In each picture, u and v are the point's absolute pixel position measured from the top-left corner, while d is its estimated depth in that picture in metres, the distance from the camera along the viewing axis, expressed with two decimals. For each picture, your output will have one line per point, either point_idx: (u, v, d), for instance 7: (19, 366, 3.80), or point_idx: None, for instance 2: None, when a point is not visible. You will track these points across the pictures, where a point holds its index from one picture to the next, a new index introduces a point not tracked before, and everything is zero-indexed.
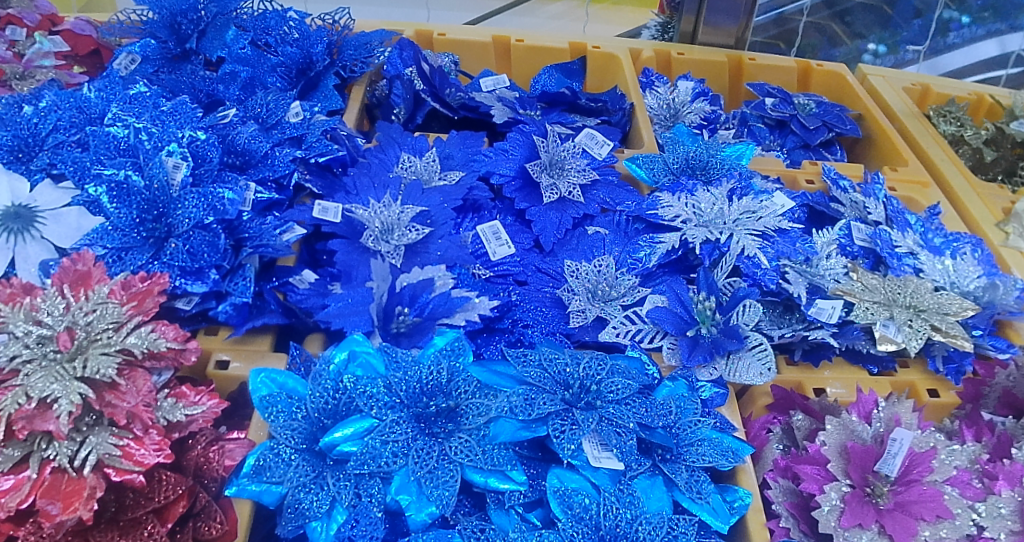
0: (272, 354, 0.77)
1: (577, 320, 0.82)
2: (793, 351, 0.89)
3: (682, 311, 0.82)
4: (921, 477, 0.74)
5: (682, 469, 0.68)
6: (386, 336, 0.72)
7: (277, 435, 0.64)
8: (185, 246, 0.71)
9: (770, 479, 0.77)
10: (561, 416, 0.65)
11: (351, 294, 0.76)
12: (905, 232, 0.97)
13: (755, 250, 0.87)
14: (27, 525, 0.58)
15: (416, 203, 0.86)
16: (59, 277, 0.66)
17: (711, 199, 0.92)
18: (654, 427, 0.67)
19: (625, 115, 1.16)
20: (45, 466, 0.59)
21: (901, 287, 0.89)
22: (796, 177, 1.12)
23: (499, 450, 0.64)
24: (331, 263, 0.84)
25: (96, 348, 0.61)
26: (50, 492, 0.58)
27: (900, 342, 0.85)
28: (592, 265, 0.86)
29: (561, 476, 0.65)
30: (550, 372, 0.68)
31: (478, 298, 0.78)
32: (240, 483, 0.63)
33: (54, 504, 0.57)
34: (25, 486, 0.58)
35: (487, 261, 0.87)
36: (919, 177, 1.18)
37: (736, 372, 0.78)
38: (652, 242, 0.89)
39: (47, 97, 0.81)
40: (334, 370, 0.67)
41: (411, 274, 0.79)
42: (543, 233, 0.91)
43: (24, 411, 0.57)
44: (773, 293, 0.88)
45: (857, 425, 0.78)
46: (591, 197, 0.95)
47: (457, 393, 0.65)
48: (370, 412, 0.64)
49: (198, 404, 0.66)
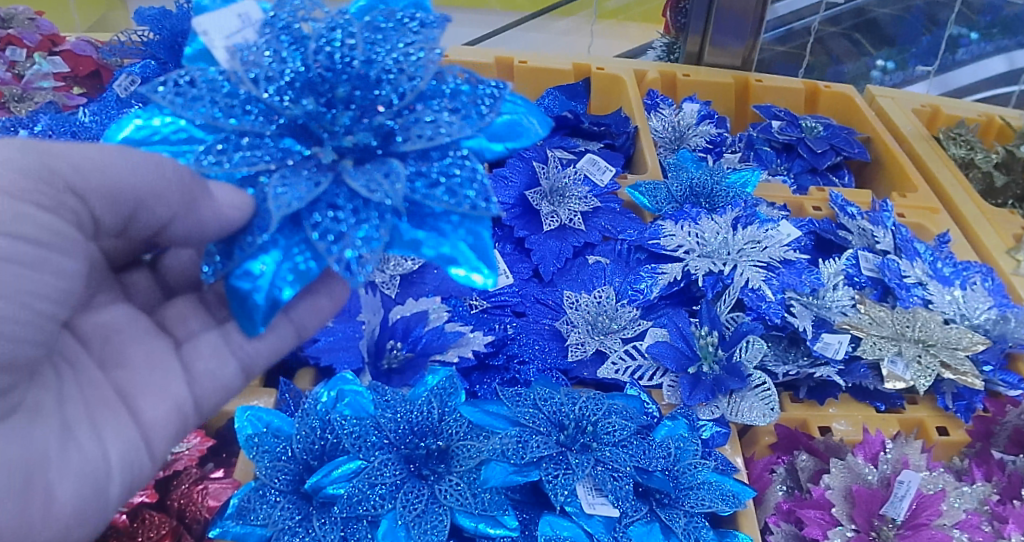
0: (262, 389, 0.73)
1: (575, 354, 0.78)
2: (798, 388, 0.86)
3: (683, 346, 0.79)
4: (929, 521, 0.72)
5: (680, 515, 0.65)
6: (377, 374, 0.70)
7: (262, 477, 0.62)
8: None
9: (772, 523, 0.75)
10: (554, 460, 0.64)
11: (343, 328, 0.74)
12: (914, 261, 0.94)
13: (760, 283, 0.83)
14: None
15: None
16: None
17: (716, 227, 0.88)
18: (652, 471, 0.66)
19: (630, 139, 1.13)
20: None
21: (910, 321, 0.86)
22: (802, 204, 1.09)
23: (490, 495, 0.62)
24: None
25: None
26: None
27: (909, 380, 0.82)
28: (592, 296, 0.83)
29: (552, 523, 0.62)
30: (546, 413, 0.66)
31: (472, 333, 0.75)
32: (225, 525, 0.62)
33: None
34: None
35: (484, 291, 0.83)
36: (928, 203, 1.15)
37: (738, 412, 0.75)
38: (653, 272, 0.85)
39: (43, 121, 0.85)
40: (322, 409, 0.66)
41: (405, 306, 0.76)
42: (542, 263, 0.88)
43: None
44: (778, 326, 0.85)
45: (863, 467, 0.76)
46: (593, 225, 0.92)
47: (448, 433, 0.64)
48: (358, 452, 0.62)
49: (184, 442, 0.66)
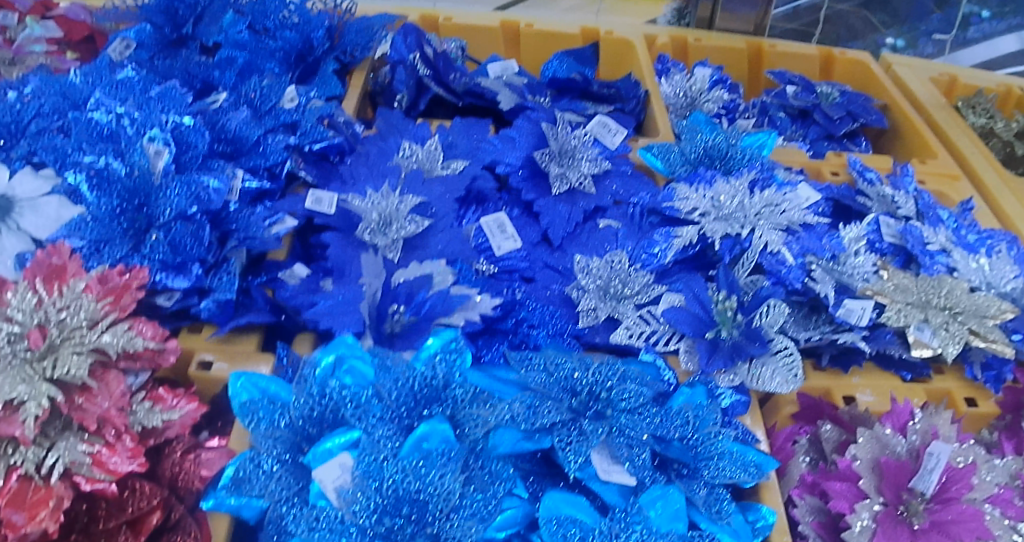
0: (259, 354, 0.65)
1: (586, 320, 0.70)
2: (821, 356, 0.79)
3: (700, 310, 0.70)
4: (959, 495, 0.70)
5: (700, 487, 0.63)
6: (378, 339, 0.62)
7: (259, 445, 0.59)
8: (166, 238, 0.64)
9: (796, 496, 0.71)
10: (567, 426, 0.60)
11: (344, 290, 0.66)
12: (937, 227, 0.86)
13: (780, 246, 0.74)
14: None
15: (416, 193, 0.73)
16: (32, 271, 0.62)
17: (732, 190, 0.77)
18: (670, 440, 0.63)
19: (640, 104, 1.07)
20: (10, 473, 0.55)
21: (935, 287, 0.80)
22: (821, 169, 0.98)
23: (499, 462, 0.60)
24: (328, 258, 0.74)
25: (69, 346, 0.58)
26: (15, 501, 0.54)
27: (936, 347, 0.77)
28: (604, 260, 0.73)
29: (555, 501, 0.59)
30: (556, 378, 0.62)
31: (480, 296, 0.67)
32: (218, 496, 0.59)
33: (19, 514, 0.54)
34: None
35: (490, 257, 0.74)
36: (949, 170, 1.06)
37: (760, 380, 0.69)
38: (667, 235, 0.75)
39: (33, 83, 0.76)
40: (320, 375, 0.60)
41: (407, 269, 0.68)
42: (552, 227, 0.76)
43: None
44: (798, 293, 0.76)
45: (892, 438, 0.72)
46: (603, 189, 0.80)
47: (454, 401, 0.60)
48: (343, 518, 0.55)
49: (175, 408, 0.61)
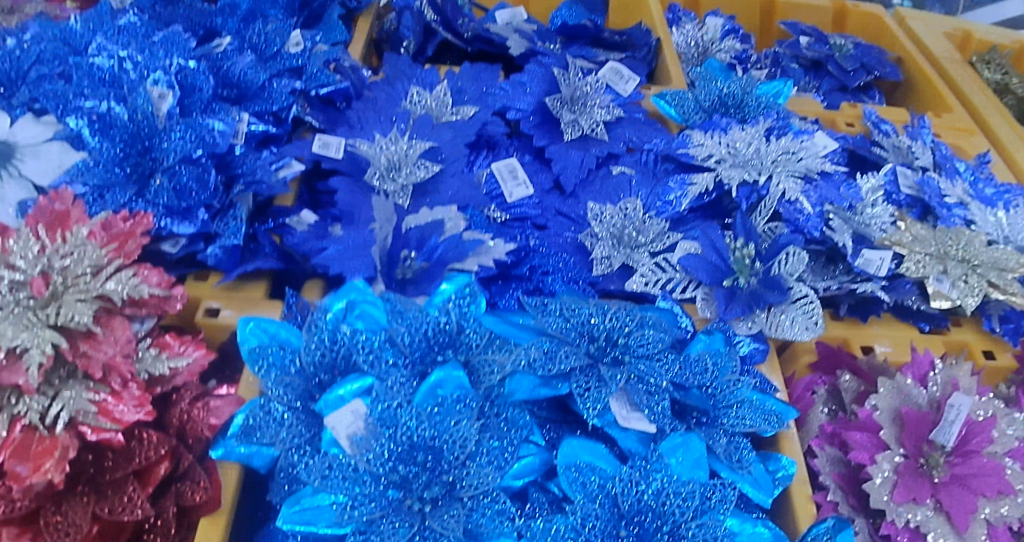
0: (265, 302, 0.64)
1: (601, 267, 0.68)
2: (839, 306, 0.78)
3: (717, 259, 0.69)
4: (979, 449, 0.69)
5: (720, 436, 0.62)
6: (390, 284, 0.61)
7: (269, 392, 0.57)
8: (170, 183, 0.62)
9: (816, 446, 0.70)
10: (586, 372, 0.59)
11: (354, 236, 0.64)
12: (954, 180, 0.85)
13: (798, 194, 0.72)
14: None
15: (425, 139, 0.72)
16: (35, 217, 0.60)
17: (747, 138, 0.75)
18: (689, 387, 0.62)
19: (652, 52, 1.04)
20: (15, 423, 0.54)
21: (954, 239, 0.78)
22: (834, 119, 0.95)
23: (516, 409, 0.58)
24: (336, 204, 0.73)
25: (73, 293, 0.56)
26: (20, 452, 0.53)
27: (954, 299, 0.76)
28: (617, 208, 0.71)
29: (574, 448, 0.58)
30: (573, 323, 0.61)
31: (493, 241, 0.65)
32: (227, 445, 0.57)
33: (23, 465, 0.53)
34: None
35: (501, 203, 0.73)
36: (965, 124, 1.04)
37: (779, 328, 0.67)
38: (682, 183, 0.73)
39: (32, 29, 0.74)
40: (332, 320, 0.58)
41: (418, 215, 0.66)
42: (564, 174, 0.75)
43: None
44: (816, 241, 0.74)
45: (911, 388, 0.71)
46: (616, 135, 0.78)
47: (468, 347, 0.59)
48: (358, 466, 0.55)
49: (183, 356, 0.60)
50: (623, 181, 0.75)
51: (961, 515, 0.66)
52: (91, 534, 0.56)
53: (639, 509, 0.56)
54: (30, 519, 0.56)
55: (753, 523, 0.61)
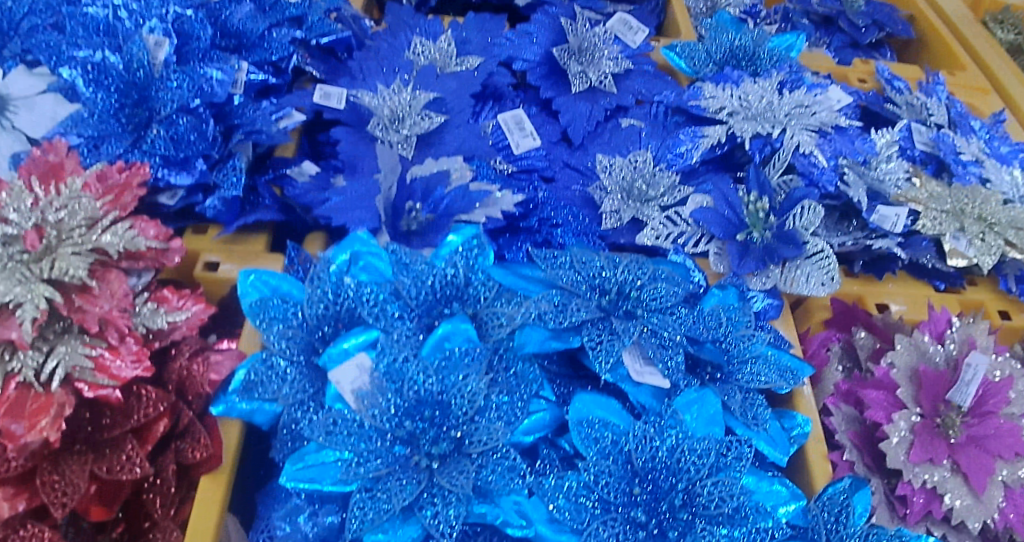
0: (267, 254, 0.63)
1: (610, 221, 0.67)
2: (854, 262, 0.77)
3: (730, 213, 0.67)
4: (996, 409, 0.67)
5: (735, 391, 0.60)
6: (394, 235, 0.59)
7: (271, 346, 0.55)
8: (167, 132, 0.60)
9: (831, 404, 0.68)
10: (598, 325, 0.57)
11: (357, 187, 0.63)
12: (970, 137, 0.82)
13: (813, 147, 0.71)
14: None
15: (428, 89, 0.69)
16: (28, 169, 0.58)
17: (760, 90, 0.73)
18: (704, 342, 0.60)
19: (659, 5, 1.01)
20: (9, 381, 0.52)
21: (970, 197, 0.76)
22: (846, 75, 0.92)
23: (526, 364, 0.57)
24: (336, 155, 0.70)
25: (67, 247, 0.54)
26: (14, 410, 0.51)
27: (971, 258, 0.74)
28: (627, 160, 0.69)
29: (586, 403, 0.57)
30: (585, 275, 0.59)
31: (500, 192, 0.63)
32: (229, 401, 0.55)
33: (18, 423, 0.51)
34: None
35: (508, 155, 0.70)
36: (979, 83, 1.02)
37: (795, 283, 0.66)
38: (693, 136, 0.71)
39: None
40: (336, 272, 0.57)
41: (423, 166, 0.64)
42: (572, 125, 0.73)
43: None
44: (830, 196, 0.73)
45: (929, 347, 0.70)
46: (625, 87, 0.76)
47: (477, 300, 0.57)
48: (364, 422, 0.53)
49: (182, 310, 0.58)
50: (633, 134, 0.74)
51: (978, 476, 0.64)
52: (89, 493, 0.54)
53: (653, 466, 0.54)
54: (26, 479, 0.54)
55: (769, 481, 0.60)
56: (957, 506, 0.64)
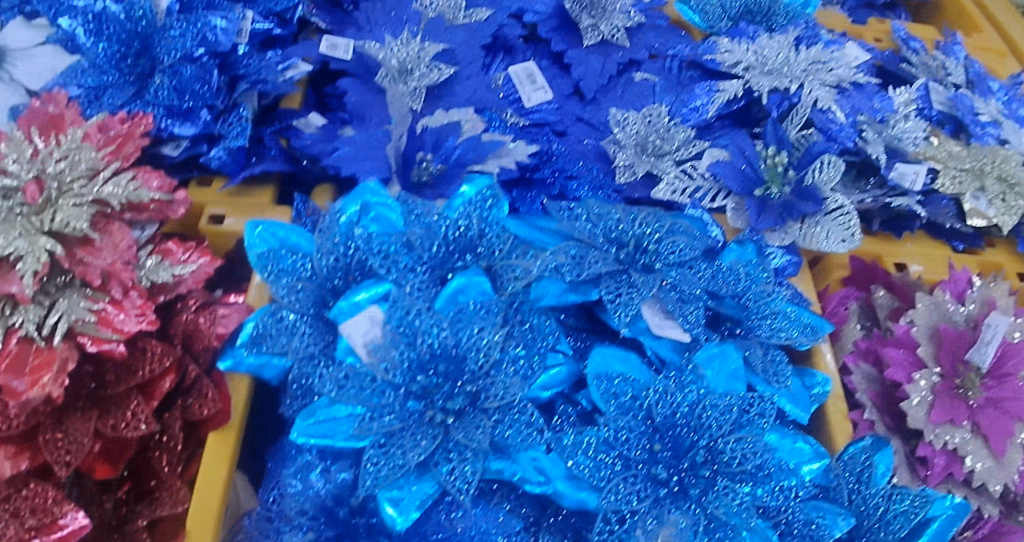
0: (273, 207, 0.62)
1: (625, 176, 0.65)
2: (872, 220, 0.75)
3: (747, 168, 0.66)
4: (1016, 371, 0.66)
5: (756, 347, 0.59)
6: (406, 186, 0.58)
7: (280, 298, 0.53)
8: (171, 81, 0.59)
9: (850, 362, 0.67)
10: (616, 278, 0.56)
11: (364, 137, 0.61)
12: (988, 98, 0.81)
13: (831, 103, 0.70)
14: None
15: (437, 41, 0.68)
16: (28, 120, 0.57)
17: (777, 46, 0.73)
18: (723, 296, 0.59)
19: None
20: (9, 336, 0.50)
21: (991, 156, 0.75)
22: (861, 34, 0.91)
23: (543, 317, 0.55)
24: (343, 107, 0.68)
25: (68, 198, 0.52)
26: (15, 366, 0.49)
27: (992, 218, 0.73)
28: (641, 114, 0.68)
29: (605, 356, 0.55)
30: (602, 228, 0.58)
31: (513, 143, 0.63)
32: (237, 355, 0.54)
33: (20, 379, 0.49)
34: None
35: (519, 109, 0.69)
36: (995, 46, 1.00)
37: (814, 239, 0.64)
38: (708, 90, 0.71)
39: None
40: (346, 223, 0.55)
41: (433, 117, 0.63)
42: (584, 80, 0.72)
43: None
44: (849, 152, 0.72)
45: (950, 306, 0.68)
46: (638, 41, 0.75)
47: (492, 252, 0.56)
48: (377, 376, 0.51)
49: (188, 263, 0.56)
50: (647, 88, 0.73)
51: (999, 438, 0.63)
52: (94, 451, 0.52)
53: (674, 421, 0.53)
54: (29, 437, 0.51)
55: (792, 438, 0.57)
56: (979, 468, 0.63)
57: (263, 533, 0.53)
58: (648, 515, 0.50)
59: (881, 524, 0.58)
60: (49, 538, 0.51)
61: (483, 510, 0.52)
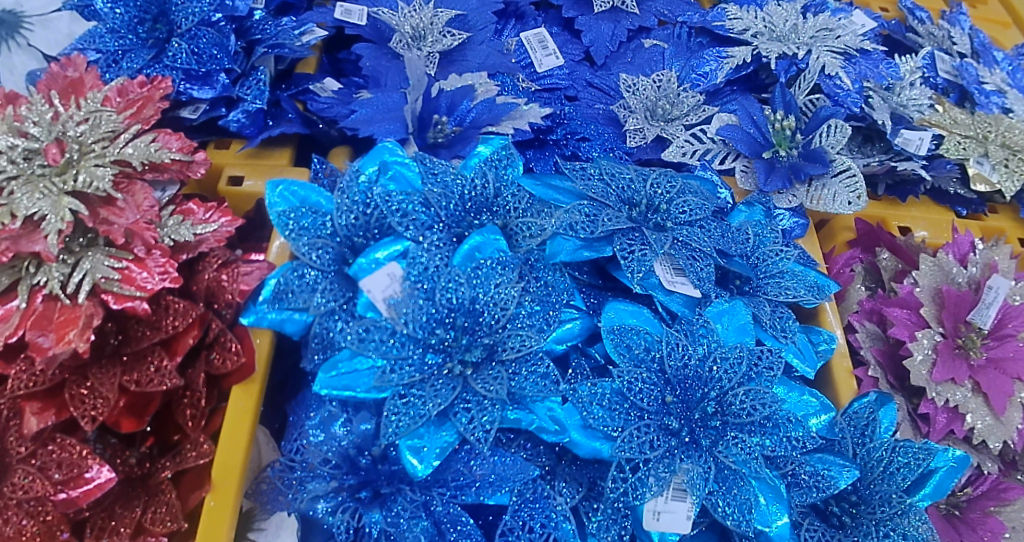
0: (292, 168, 0.65)
1: (634, 139, 0.70)
2: (877, 186, 0.77)
3: (755, 132, 0.69)
4: (1016, 332, 0.66)
5: (764, 304, 0.60)
6: (422, 147, 0.61)
7: (300, 255, 0.54)
8: (189, 46, 0.61)
9: (855, 321, 0.69)
10: (629, 235, 0.57)
11: (381, 98, 0.63)
12: (993, 67, 0.82)
13: (838, 69, 0.73)
14: (18, 362, 0.52)
15: (450, 7, 0.71)
16: (47, 85, 0.57)
17: (785, 14, 0.76)
18: (732, 254, 0.60)
19: None
20: (35, 294, 0.51)
21: (994, 123, 0.76)
22: (868, 3, 0.92)
23: (556, 275, 0.56)
24: (357, 71, 0.73)
25: (89, 160, 0.53)
26: (41, 323, 0.50)
27: (995, 183, 0.74)
28: (651, 79, 0.72)
29: (618, 311, 0.56)
30: (614, 189, 0.59)
31: (527, 105, 0.66)
32: (258, 312, 0.54)
33: (46, 336, 0.50)
34: (15, 317, 0.51)
35: (532, 73, 0.73)
36: (999, 17, 1.02)
37: (820, 201, 0.66)
38: (718, 56, 0.74)
39: None
40: (365, 183, 0.56)
41: (447, 81, 0.65)
42: (595, 45, 0.76)
43: (9, 231, 0.50)
44: (854, 117, 0.75)
45: (954, 269, 0.69)
46: (648, 8, 0.79)
47: (507, 210, 0.57)
48: (396, 329, 0.51)
49: (209, 223, 0.57)
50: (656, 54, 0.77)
51: (999, 396, 0.64)
52: (119, 406, 0.53)
53: (684, 374, 0.54)
54: (54, 393, 0.52)
55: (798, 391, 0.58)
56: (978, 426, 0.64)
57: (284, 483, 0.54)
58: (660, 464, 0.51)
59: (884, 477, 0.56)
60: (75, 492, 0.51)
61: (501, 458, 0.52)
